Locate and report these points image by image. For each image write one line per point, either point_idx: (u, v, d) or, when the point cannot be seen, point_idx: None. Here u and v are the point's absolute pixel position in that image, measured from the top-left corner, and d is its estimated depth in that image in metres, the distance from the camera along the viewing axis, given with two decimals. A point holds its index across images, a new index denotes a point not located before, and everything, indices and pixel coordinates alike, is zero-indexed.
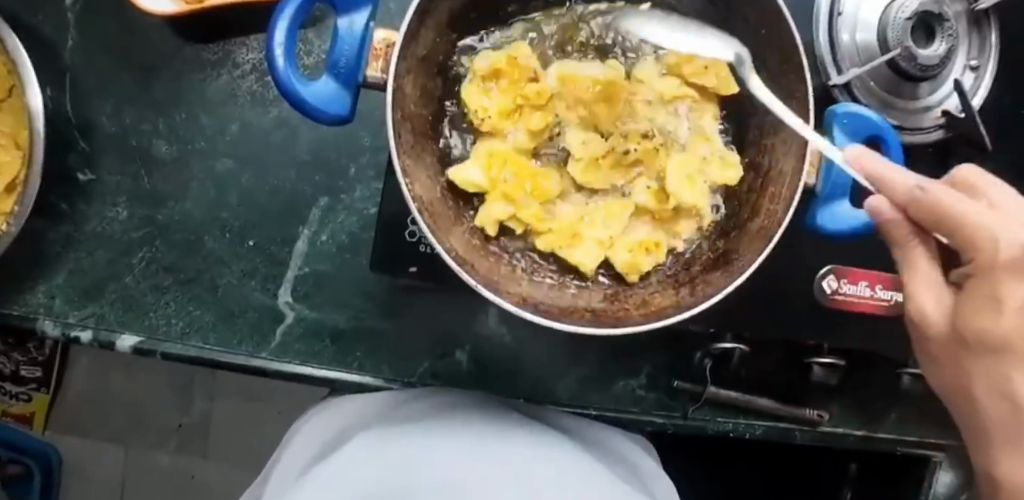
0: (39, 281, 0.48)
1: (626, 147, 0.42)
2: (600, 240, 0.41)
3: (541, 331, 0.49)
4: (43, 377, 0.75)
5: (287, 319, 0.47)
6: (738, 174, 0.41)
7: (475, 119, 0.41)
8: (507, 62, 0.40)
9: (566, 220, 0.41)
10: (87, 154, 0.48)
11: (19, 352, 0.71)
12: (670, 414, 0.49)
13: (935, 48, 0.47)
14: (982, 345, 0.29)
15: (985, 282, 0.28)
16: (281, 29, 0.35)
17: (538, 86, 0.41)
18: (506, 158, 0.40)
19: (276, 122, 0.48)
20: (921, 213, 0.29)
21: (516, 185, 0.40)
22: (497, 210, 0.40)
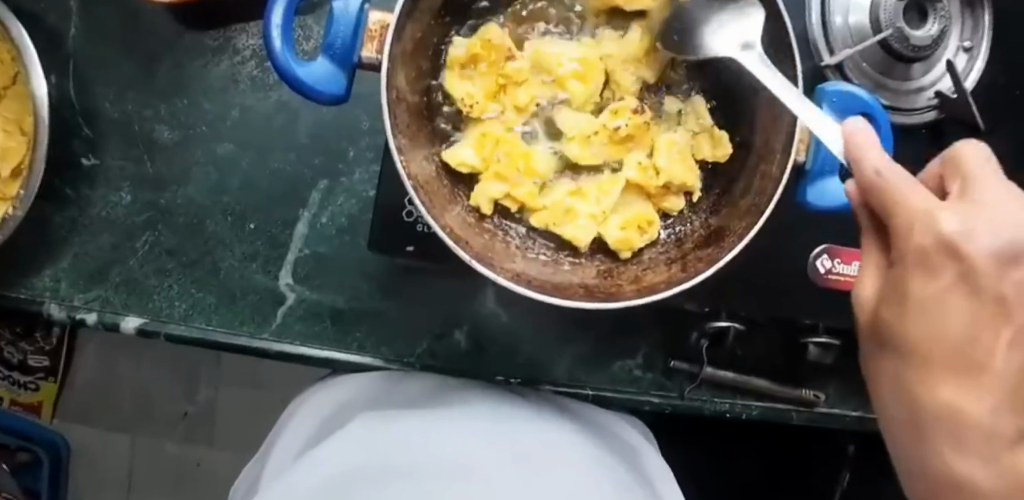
0: (46, 265, 0.49)
1: (616, 123, 0.42)
2: (593, 215, 0.41)
3: (539, 311, 0.49)
4: (51, 366, 0.77)
5: (288, 301, 0.48)
6: (727, 151, 0.42)
7: (463, 106, 0.41)
8: (483, 46, 0.40)
9: (559, 197, 0.42)
10: (91, 139, 0.49)
11: (26, 342, 0.73)
12: (667, 394, 0.50)
13: (927, 29, 0.47)
14: (892, 332, 0.28)
15: (901, 270, 0.26)
16: (277, 12, 0.36)
17: (517, 65, 0.41)
18: (499, 138, 0.41)
19: (276, 106, 0.49)
20: (876, 199, 0.27)
21: (509, 164, 0.40)
22: (491, 190, 0.40)
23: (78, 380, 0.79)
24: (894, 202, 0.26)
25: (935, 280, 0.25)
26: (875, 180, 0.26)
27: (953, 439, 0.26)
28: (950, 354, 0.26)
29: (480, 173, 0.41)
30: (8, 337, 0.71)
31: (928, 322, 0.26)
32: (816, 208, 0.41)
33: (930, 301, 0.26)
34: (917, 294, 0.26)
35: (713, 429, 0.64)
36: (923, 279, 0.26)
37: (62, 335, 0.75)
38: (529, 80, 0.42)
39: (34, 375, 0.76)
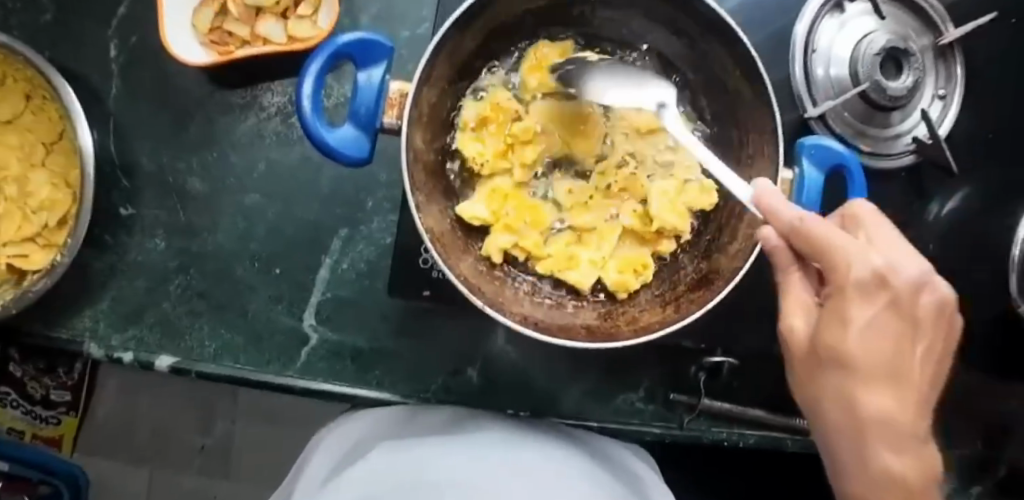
0: (86, 307, 0.53)
1: (608, 182, 0.47)
2: (593, 261, 0.46)
3: (547, 350, 0.53)
4: (72, 401, 0.77)
5: (311, 342, 0.52)
6: (714, 199, 0.46)
7: (474, 164, 0.45)
8: (491, 109, 0.45)
9: (562, 246, 0.46)
10: (128, 191, 0.53)
11: (50, 378, 0.73)
12: (668, 424, 0.53)
13: (903, 80, 0.51)
14: (832, 356, 0.31)
15: (836, 302, 0.30)
16: (309, 79, 0.39)
17: (523, 124, 0.45)
18: (506, 194, 0.45)
19: (300, 160, 0.53)
20: (797, 240, 0.31)
21: (516, 217, 0.45)
22: (500, 241, 0.44)
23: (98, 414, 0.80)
24: (827, 247, 0.29)
25: (866, 307, 0.29)
26: (799, 227, 0.30)
27: (887, 438, 0.31)
28: (876, 364, 0.30)
29: (491, 226, 0.45)
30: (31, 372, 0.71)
31: (863, 342, 0.30)
32: None
33: (865, 324, 0.30)
34: (856, 320, 0.29)
35: (711, 457, 0.67)
36: (859, 308, 0.29)
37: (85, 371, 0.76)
38: (533, 141, 0.45)
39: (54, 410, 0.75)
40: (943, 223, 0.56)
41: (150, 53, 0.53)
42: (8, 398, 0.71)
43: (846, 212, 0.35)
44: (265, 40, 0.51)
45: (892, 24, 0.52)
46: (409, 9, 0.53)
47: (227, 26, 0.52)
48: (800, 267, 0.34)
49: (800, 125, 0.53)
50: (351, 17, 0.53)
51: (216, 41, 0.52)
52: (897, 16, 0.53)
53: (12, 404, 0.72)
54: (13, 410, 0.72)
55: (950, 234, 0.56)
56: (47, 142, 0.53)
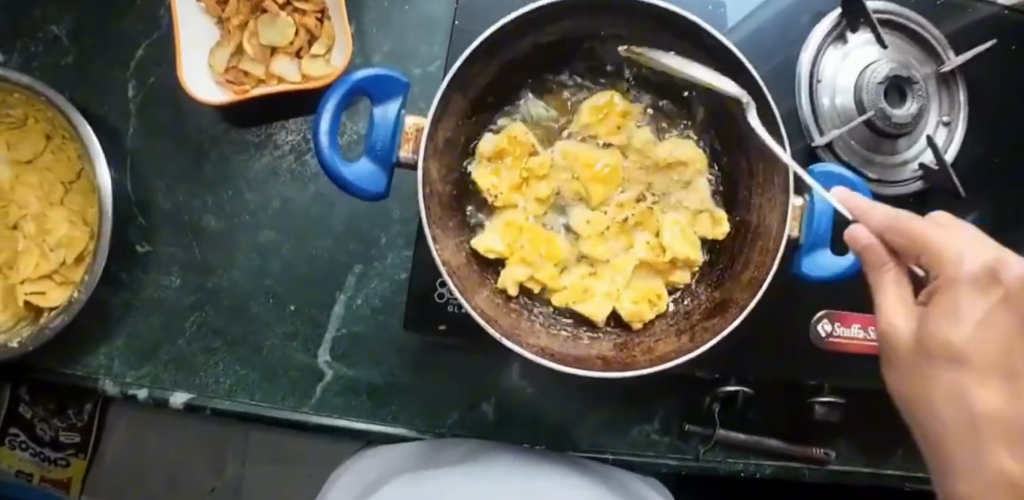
0: (100, 344, 0.53)
1: (623, 215, 0.47)
2: (608, 293, 0.46)
3: (560, 381, 0.53)
4: (83, 441, 0.66)
5: (326, 377, 0.52)
6: (726, 229, 0.46)
7: (488, 197, 0.45)
8: (508, 141, 0.45)
9: (577, 278, 0.46)
10: (145, 228, 0.54)
11: (60, 417, 0.64)
12: (683, 456, 0.53)
13: (908, 107, 0.51)
14: (943, 350, 0.28)
15: (947, 293, 0.29)
16: (326, 115, 0.40)
17: (538, 159, 0.46)
18: (521, 227, 0.45)
19: (314, 196, 0.54)
20: (893, 235, 0.32)
21: (532, 249, 0.45)
22: (515, 273, 0.44)
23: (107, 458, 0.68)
24: (929, 238, 0.30)
25: (980, 298, 0.27)
26: (894, 223, 0.32)
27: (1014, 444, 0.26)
28: (1001, 358, 0.26)
29: (508, 258, 0.45)
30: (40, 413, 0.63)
31: (980, 336, 0.27)
32: (812, 278, 0.44)
33: (980, 317, 0.27)
34: (971, 310, 0.27)
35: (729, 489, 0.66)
36: (971, 296, 0.28)
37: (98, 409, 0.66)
38: (549, 176, 0.46)
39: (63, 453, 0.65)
40: None
41: (167, 93, 0.55)
42: (14, 439, 0.62)
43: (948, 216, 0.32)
44: (280, 78, 0.53)
45: (893, 53, 0.53)
46: (421, 49, 0.55)
47: (243, 65, 0.53)
48: (896, 268, 0.33)
49: (808, 154, 0.53)
50: (364, 57, 0.55)
51: (232, 81, 0.53)
52: (897, 46, 0.53)
53: (19, 445, 0.63)
54: (20, 451, 0.63)
55: None
56: (66, 182, 0.54)
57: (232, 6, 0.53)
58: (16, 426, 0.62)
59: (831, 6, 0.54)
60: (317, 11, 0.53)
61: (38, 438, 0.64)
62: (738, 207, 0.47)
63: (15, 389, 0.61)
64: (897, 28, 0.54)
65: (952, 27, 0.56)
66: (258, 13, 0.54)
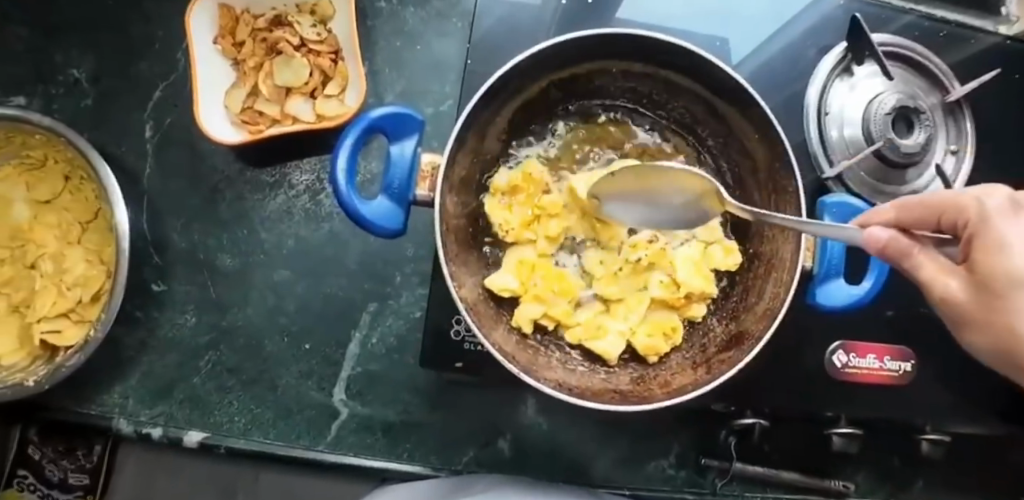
0: (115, 383, 0.53)
1: (636, 255, 0.47)
2: (621, 330, 0.46)
3: (573, 418, 0.55)
4: (92, 485, 0.55)
5: (342, 416, 0.53)
6: (738, 260, 0.46)
7: (501, 232, 0.46)
8: (522, 178, 0.46)
9: (593, 316, 0.46)
10: (160, 267, 0.54)
11: (69, 457, 0.55)
12: (700, 490, 0.55)
13: (915, 137, 0.52)
14: (1006, 284, 0.29)
15: (980, 233, 0.30)
16: (343, 153, 0.40)
17: (551, 196, 0.46)
18: (533, 264, 0.46)
19: (328, 236, 0.55)
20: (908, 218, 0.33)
21: (545, 287, 0.45)
22: (530, 310, 0.44)
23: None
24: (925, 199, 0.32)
25: (1015, 227, 0.30)
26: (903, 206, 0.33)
27: None
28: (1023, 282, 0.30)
29: (521, 295, 0.45)
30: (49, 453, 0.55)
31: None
32: (825, 308, 0.44)
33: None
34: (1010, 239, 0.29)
35: None
36: (1007, 228, 0.30)
37: (108, 448, 0.55)
38: (560, 215, 0.47)
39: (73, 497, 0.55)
40: None
41: (183, 133, 0.56)
42: (22, 481, 0.55)
43: None
44: (295, 118, 0.53)
45: (899, 85, 0.53)
46: (433, 87, 0.56)
47: (258, 105, 0.54)
48: (923, 246, 0.32)
49: (818, 186, 0.53)
50: (377, 96, 0.56)
51: (248, 120, 0.53)
52: (903, 77, 0.54)
53: (28, 487, 0.55)
54: (29, 494, 0.55)
55: None
56: (83, 222, 0.54)
57: (247, 48, 0.54)
58: (24, 466, 0.55)
59: (836, 39, 0.55)
60: (331, 51, 0.54)
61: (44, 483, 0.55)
62: (752, 239, 0.47)
63: (23, 428, 0.54)
64: (902, 59, 0.55)
65: (956, 58, 0.57)
66: (274, 54, 0.55)
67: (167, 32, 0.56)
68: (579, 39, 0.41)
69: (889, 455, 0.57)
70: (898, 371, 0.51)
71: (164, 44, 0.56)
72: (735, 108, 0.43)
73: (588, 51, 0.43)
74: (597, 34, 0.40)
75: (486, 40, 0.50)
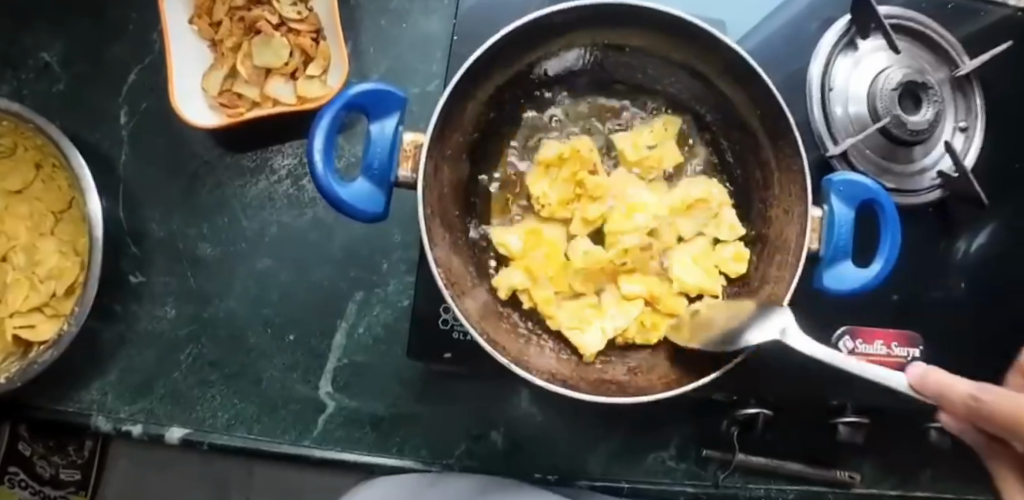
0: (92, 379, 0.51)
1: (625, 261, 0.45)
2: (606, 329, 0.43)
3: (569, 411, 0.53)
4: (84, 479, 0.61)
5: (328, 409, 0.51)
6: (744, 267, 0.43)
7: (537, 204, 0.45)
8: (571, 152, 0.45)
9: (577, 307, 0.45)
10: (139, 258, 0.52)
11: (60, 453, 0.60)
12: (702, 483, 0.53)
13: (923, 113, 0.49)
14: None
15: None
16: (319, 135, 0.38)
17: (596, 180, 0.45)
18: (541, 239, 0.45)
19: (312, 222, 0.53)
20: (978, 418, 0.33)
21: (541, 264, 0.44)
22: (512, 278, 0.43)
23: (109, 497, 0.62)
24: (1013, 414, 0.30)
25: None
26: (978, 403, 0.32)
27: None
28: None
29: (514, 262, 0.44)
30: (37, 451, 0.59)
31: None
32: (834, 293, 0.43)
33: None
34: None
35: None
36: None
37: (98, 445, 0.60)
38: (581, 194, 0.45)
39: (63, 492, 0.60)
40: (974, 259, 0.55)
41: (160, 119, 0.53)
42: (12, 478, 0.58)
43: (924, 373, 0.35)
44: (275, 100, 0.51)
45: (906, 59, 0.51)
46: (420, 67, 0.54)
47: (236, 88, 0.51)
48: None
49: (822, 164, 0.51)
50: (361, 77, 0.53)
51: (226, 104, 0.51)
52: (910, 51, 0.52)
53: (18, 484, 0.58)
54: (20, 490, 0.58)
55: (982, 271, 0.55)
56: (56, 211, 0.52)
57: (224, 28, 0.52)
58: (15, 463, 0.58)
59: (840, 14, 0.53)
60: (311, 30, 0.52)
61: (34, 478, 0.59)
62: (755, 221, 0.45)
63: (14, 425, 0.57)
64: (907, 32, 0.52)
65: (966, 31, 0.55)
66: (251, 34, 0.52)
67: (141, 13, 0.54)
68: (572, 10, 0.38)
69: (898, 447, 0.55)
70: (904, 357, 0.51)
71: (138, 25, 0.54)
72: (737, 82, 0.41)
73: (585, 21, 0.40)
74: (604, 6, 0.38)
75: (473, 14, 0.47)
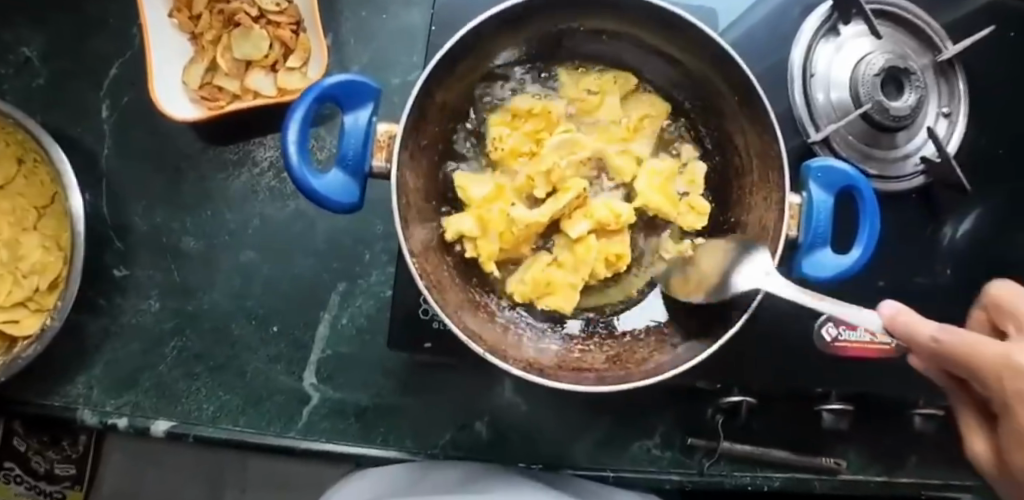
0: (78, 373, 0.51)
1: (573, 214, 0.44)
2: (572, 283, 0.44)
3: (552, 400, 0.53)
4: (78, 474, 0.63)
5: (313, 400, 0.51)
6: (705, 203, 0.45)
7: (491, 147, 0.45)
8: (541, 110, 0.45)
9: (537, 270, 0.44)
10: (122, 252, 0.52)
11: (55, 448, 0.61)
12: (687, 471, 0.53)
13: (905, 99, 0.49)
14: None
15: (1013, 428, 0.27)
16: (293, 127, 0.38)
17: (557, 140, 0.44)
18: (499, 193, 0.44)
19: (294, 214, 0.53)
20: (952, 364, 0.28)
21: (493, 215, 0.43)
22: (460, 223, 0.43)
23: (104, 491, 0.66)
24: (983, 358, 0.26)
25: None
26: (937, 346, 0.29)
27: None
28: None
29: (466, 209, 0.44)
30: (32, 446, 0.60)
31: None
32: (812, 280, 0.43)
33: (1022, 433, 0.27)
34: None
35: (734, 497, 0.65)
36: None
37: (92, 440, 0.63)
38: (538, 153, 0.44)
39: (60, 486, 0.62)
40: (959, 245, 0.54)
41: (142, 112, 0.53)
42: (8, 473, 0.60)
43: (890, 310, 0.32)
44: (256, 93, 0.51)
45: (887, 45, 0.51)
46: (400, 58, 0.53)
47: (217, 81, 0.51)
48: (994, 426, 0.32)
49: (804, 151, 0.51)
50: (342, 69, 0.53)
51: (207, 97, 0.51)
52: (891, 36, 0.52)
53: (15, 478, 0.60)
54: (15, 485, 0.60)
55: (966, 256, 0.55)
56: (39, 207, 0.52)
57: (204, 21, 0.52)
58: (9, 459, 0.59)
59: None
60: (291, 22, 0.52)
61: (29, 472, 0.61)
62: (733, 209, 0.45)
63: (7, 421, 0.58)
64: (890, 17, 0.52)
65: (949, 15, 0.54)
66: (231, 26, 0.52)
67: (120, 7, 0.54)
68: None
69: (883, 433, 0.55)
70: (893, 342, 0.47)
71: (118, 19, 0.54)
72: (713, 68, 0.41)
73: (560, 8, 0.40)
74: None
75: (451, 4, 0.47)
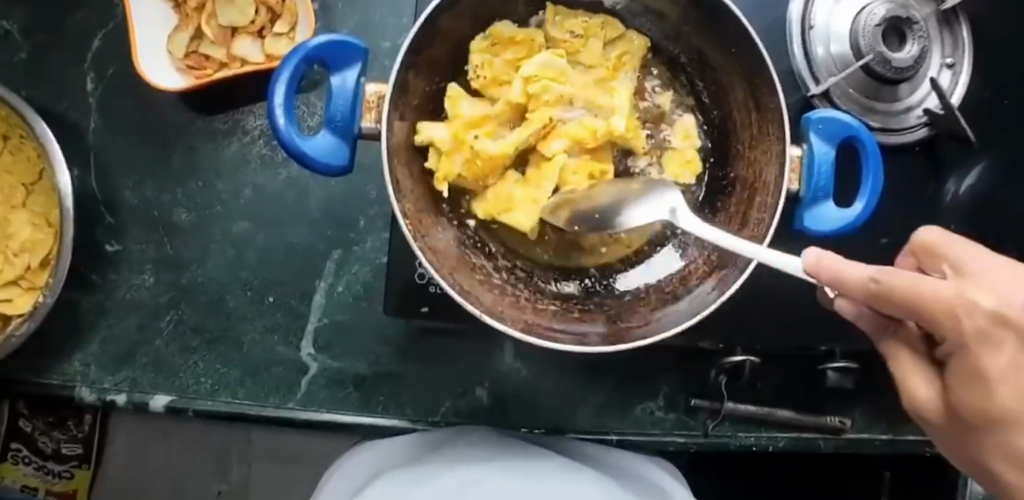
0: (74, 350, 0.51)
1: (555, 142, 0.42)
2: (537, 201, 0.42)
3: (553, 364, 0.52)
4: (85, 453, 0.64)
5: (311, 370, 0.51)
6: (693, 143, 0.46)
7: (474, 73, 0.43)
8: (524, 37, 0.44)
9: (504, 187, 0.43)
10: (114, 227, 0.52)
11: (60, 429, 0.63)
12: (692, 433, 0.53)
13: (907, 50, 0.48)
14: (985, 422, 0.23)
15: (964, 355, 0.22)
16: (279, 91, 0.37)
17: (542, 64, 0.42)
18: (477, 114, 0.42)
19: (286, 182, 0.52)
20: (890, 306, 0.23)
21: (465, 129, 0.41)
22: (433, 130, 0.40)
23: (111, 470, 0.66)
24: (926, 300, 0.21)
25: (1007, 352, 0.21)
26: (877, 288, 0.23)
27: None
28: None
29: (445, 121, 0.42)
30: (41, 427, 0.62)
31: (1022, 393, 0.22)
32: (815, 233, 0.41)
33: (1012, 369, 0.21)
34: (990, 373, 0.22)
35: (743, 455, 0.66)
36: (991, 359, 0.22)
37: (97, 419, 0.64)
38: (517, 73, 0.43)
39: (67, 466, 0.64)
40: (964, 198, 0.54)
41: (127, 82, 0.52)
42: (16, 454, 0.61)
43: (918, 239, 0.27)
44: (243, 60, 0.50)
45: None
46: (389, 20, 0.52)
47: (203, 49, 0.50)
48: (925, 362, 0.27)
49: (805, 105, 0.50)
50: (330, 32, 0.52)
51: (194, 66, 0.50)
52: None
53: (22, 460, 0.62)
54: (23, 466, 0.62)
55: None
56: (27, 183, 0.51)
57: None
58: (16, 439, 0.61)
59: None
60: None
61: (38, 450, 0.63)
62: (733, 162, 0.44)
63: (13, 401, 0.61)
64: None
65: None
66: None
67: None
68: None
69: (890, 389, 0.55)
70: None
71: None
72: (708, 17, 0.40)
73: None
74: None
75: None
